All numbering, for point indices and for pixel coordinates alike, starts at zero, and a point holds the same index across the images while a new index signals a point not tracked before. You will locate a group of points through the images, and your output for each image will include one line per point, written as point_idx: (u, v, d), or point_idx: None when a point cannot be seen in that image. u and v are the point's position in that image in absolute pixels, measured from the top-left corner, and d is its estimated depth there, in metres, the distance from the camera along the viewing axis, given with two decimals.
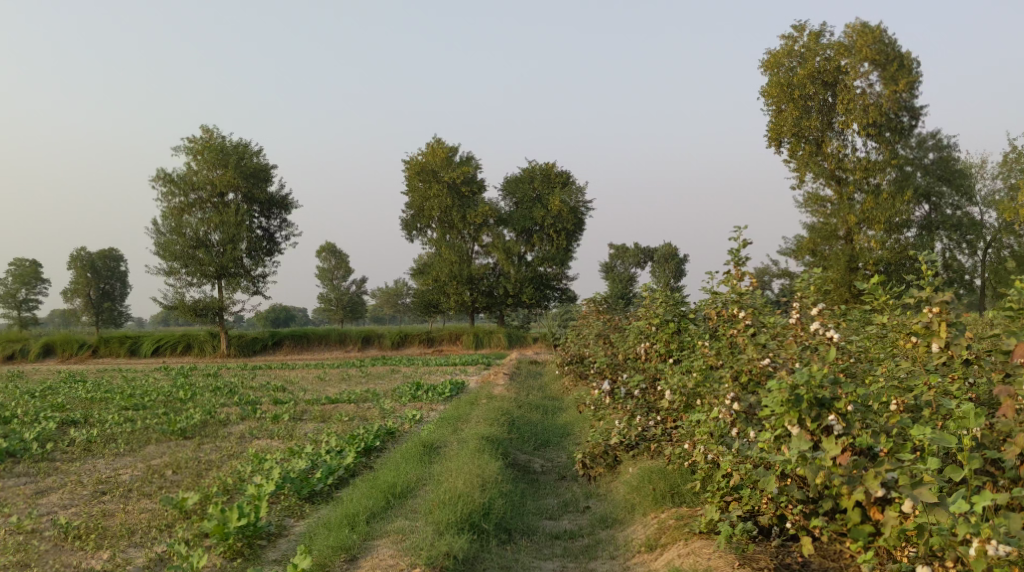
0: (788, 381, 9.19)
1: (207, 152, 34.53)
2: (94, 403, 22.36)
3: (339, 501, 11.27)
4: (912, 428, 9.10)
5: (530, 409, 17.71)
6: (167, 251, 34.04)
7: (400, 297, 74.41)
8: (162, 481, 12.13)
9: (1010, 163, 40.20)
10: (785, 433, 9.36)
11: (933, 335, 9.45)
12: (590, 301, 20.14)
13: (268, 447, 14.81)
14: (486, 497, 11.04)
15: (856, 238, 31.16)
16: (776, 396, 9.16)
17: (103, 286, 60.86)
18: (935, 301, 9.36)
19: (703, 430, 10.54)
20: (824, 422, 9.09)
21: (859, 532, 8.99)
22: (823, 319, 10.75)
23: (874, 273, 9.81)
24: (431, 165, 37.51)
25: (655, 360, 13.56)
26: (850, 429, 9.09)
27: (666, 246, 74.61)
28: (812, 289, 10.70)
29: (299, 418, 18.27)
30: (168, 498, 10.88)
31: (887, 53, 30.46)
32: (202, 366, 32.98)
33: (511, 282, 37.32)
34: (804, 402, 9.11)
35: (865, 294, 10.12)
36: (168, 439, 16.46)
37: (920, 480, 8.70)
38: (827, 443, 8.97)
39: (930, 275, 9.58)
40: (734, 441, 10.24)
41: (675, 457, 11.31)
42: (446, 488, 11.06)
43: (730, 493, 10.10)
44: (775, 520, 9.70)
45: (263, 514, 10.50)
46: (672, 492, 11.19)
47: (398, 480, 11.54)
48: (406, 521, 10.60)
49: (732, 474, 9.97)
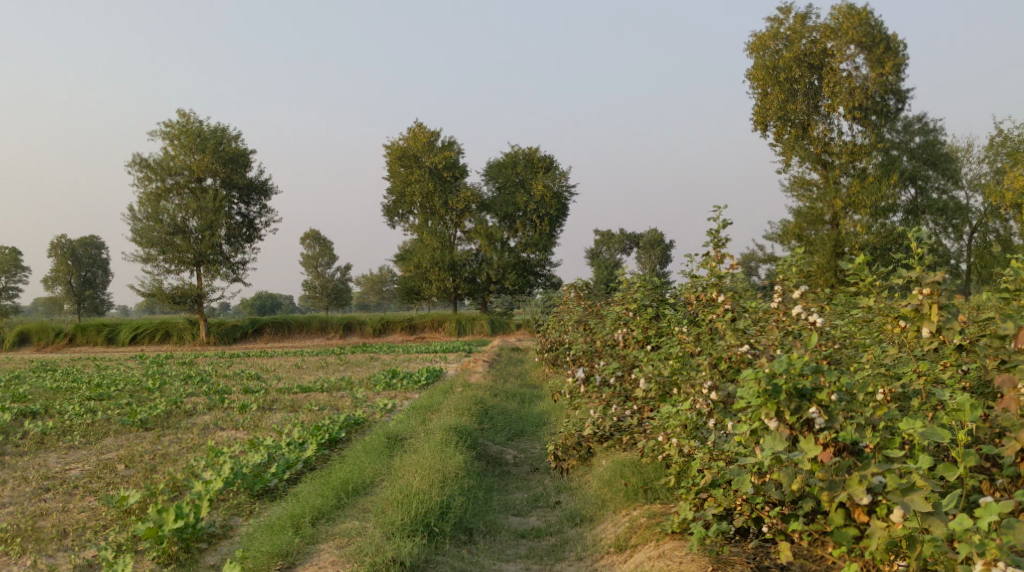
0: (765, 370, 8.64)
1: (184, 136, 33.70)
2: (60, 392, 21.71)
3: (289, 498, 10.72)
4: (899, 421, 8.58)
5: (506, 397, 17.17)
6: (144, 237, 33.15)
7: (385, 284, 73.77)
8: (111, 476, 11.52)
9: (997, 146, 39.80)
10: (762, 427, 8.79)
11: (924, 319, 8.86)
12: (571, 287, 19.61)
13: (229, 438, 14.16)
14: (444, 495, 10.50)
15: (842, 223, 30.68)
16: (752, 386, 8.60)
17: (84, 274, 60.02)
18: (925, 282, 8.79)
19: (677, 421, 10.04)
20: (805, 414, 8.54)
21: (843, 535, 8.44)
22: (807, 302, 10.16)
23: (859, 252, 9.21)
24: (412, 150, 36.78)
25: (632, 347, 13.04)
26: (832, 422, 8.53)
27: (651, 232, 74.16)
28: (794, 270, 10.10)
29: (268, 407, 17.61)
30: (108, 496, 10.35)
31: (873, 35, 29.87)
32: (179, 355, 32.32)
33: (493, 269, 36.68)
34: (783, 392, 8.56)
35: (850, 275, 9.49)
36: (129, 431, 15.80)
37: (911, 484, 8.16)
38: (807, 443, 8.42)
39: (920, 253, 9.01)
40: (710, 433, 9.73)
41: (649, 450, 10.75)
42: (401, 485, 10.49)
43: (704, 491, 9.57)
44: (751, 522, 9.14)
45: (203, 515, 9.98)
46: (645, 488, 10.62)
47: (353, 476, 11.02)
48: (355, 522, 10.06)
49: (706, 473, 9.44)
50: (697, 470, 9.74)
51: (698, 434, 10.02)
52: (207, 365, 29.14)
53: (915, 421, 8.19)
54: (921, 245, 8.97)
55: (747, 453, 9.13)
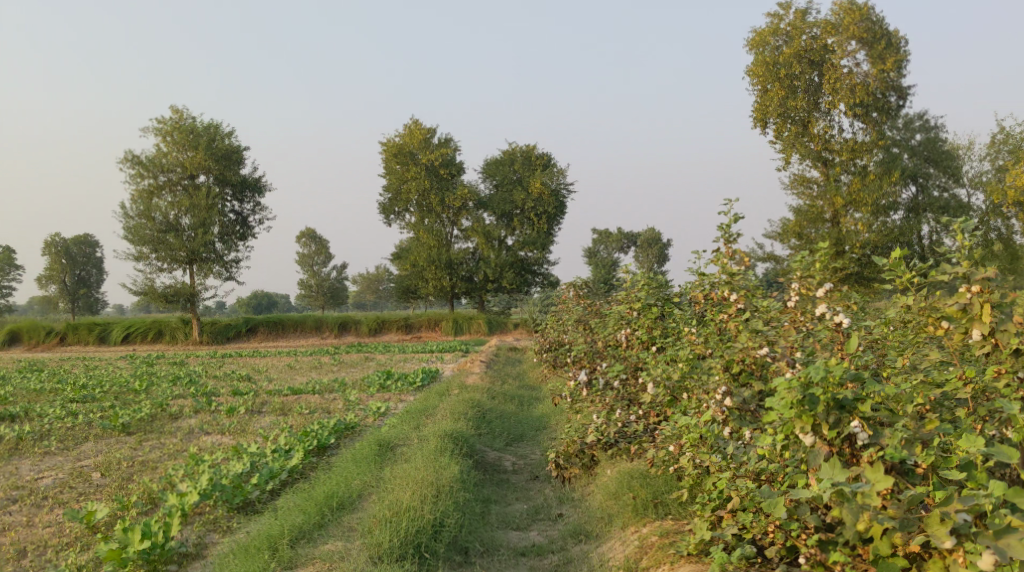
0: (799, 379, 8.07)
1: (175, 132, 32.99)
2: (43, 394, 21.02)
3: (270, 514, 10.08)
4: (953, 438, 8.13)
5: (504, 400, 16.52)
6: (136, 234, 32.44)
7: (382, 283, 73.07)
8: (84, 486, 10.91)
9: (998, 144, 39.20)
10: (793, 440, 8.27)
11: (974, 319, 8.32)
12: (569, 285, 18.95)
13: (213, 444, 13.47)
14: (437, 511, 9.85)
15: (843, 221, 30.04)
16: (785, 397, 8.05)
17: (78, 273, 59.28)
18: (974, 279, 8.26)
19: (694, 434, 9.39)
20: (847, 429, 8.01)
21: (891, 567, 7.80)
22: (834, 302, 9.47)
23: (896, 247, 8.69)
24: (408, 147, 36.09)
25: (637, 348, 12.48)
26: (877, 438, 8.02)
27: (649, 230, 73.63)
28: (819, 267, 9.33)
29: (257, 411, 16.94)
30: (74, 511, 9.77)
31: (874, 30, 29.20)
32: (170, 354, 31.67)
33: (491, 267, 35.95)
34: (820, 403, 8.02)
35: (885, 272, 8.98)
36: (110, 436, 15.10)
37: (1006, 525, 7.60)
38: (873, 474, 7.78)
39: (966, 245, 8.42)
40: (728, 445, 9.20)
41: (658, 462, 10.11)
42: (390, 501, 9.84)
43: (723, 509, 9.00)
44: (784, 551, 8.39)
45: (172, 534, 9.44)
46: (655, 502, 9.96)
47: (338, 489, 10.37)
48: (339, 543, 9.45)
49: (733, 494, 8.78)
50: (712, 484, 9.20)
51: (716, 445, 9.37)
52: (197, 365, 28.43)
53: (977, 440, 7.85)
54: (969, 238, 8.44)
55: (776, 471, 8.58)
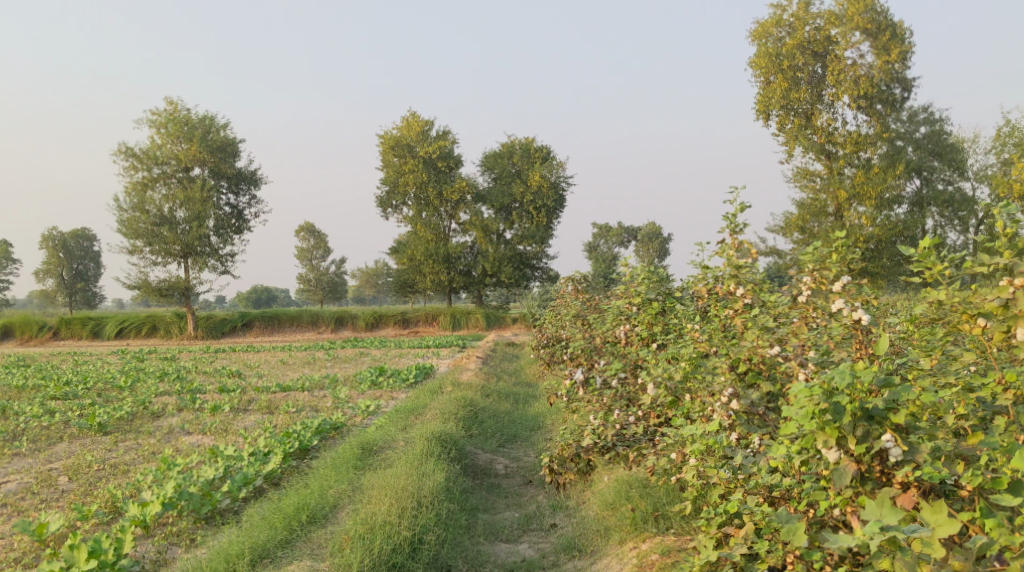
0: (821, 387, 7.61)
1: (170, 124, 32.30)
2: (25, 391, 20.33)
3: (235, 527, 9.74)
4: (1000, 453, 7.58)
5: (499, 398, 15.87)
6: (130, 228, 31.54)
7: (381, 277, 72.36)
8: (48, 498, 10.44)
9: (1004, 137, 38.50)
10: (813, 455, 7.84)
11: (1016, 317, 7.78)
12: (568, 278, 18.15)
13: (191, 446, 12.78)
14: (415, 527, 9.42)
15: (846, 215, 29.31)
16: (805, 406, 7.60)
17: (76, 267, 58.58)
18: (1016, 272, 7.76)
19: (701, 446, 8.79)
20: (878, 445, 7.55)
21: None
22: (851, 297, 8.87)
23: (926, 235, 8.15)
24: (406, 140, 35.39)
25: (636, 346, 11.98)
26: (912, 455, 7.57)
27: (649, 226, 72.96)
28: (836, 258, 8.71)
29: (242, 409, 16.24)
30: (25, 523, 9.40)
31: (878, 21, 28.57)
32: (161, 349, 31.06)
33: (489, 261, 35.23)
34: (846, 413, 7.55)
35: (914, 263, 8.45)
36: (86, 436, 14.39)
37: None
38: (933, 516, 7.27)
39: (1006, 237, 7.96)
40: (735, 454, 8.59)
41: (659, 472, 9.49)
42: (365, 515, 9.43)
43: (730, 525, 8.43)
44: None
45: (124, 552, 9.06)
46: (656, 515, 9.38)
47: (311, 501, 10.00)
48: (307, 563, 9.06)
49: (747, 518, 8.20)
50: (719, 497, 8.60)
51: (726, 456, 8.75)
52: (189, 361, 27.69)
53: None
54: (1010, 228, 7.95)
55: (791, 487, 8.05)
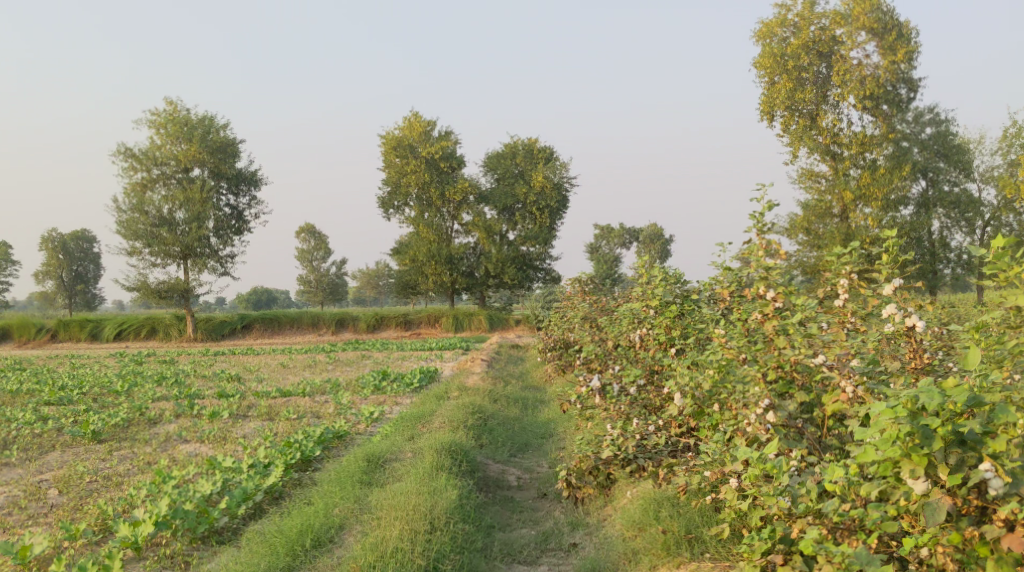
0: (906, 409, 7.88)
1: (169, 124, 31.74)
2: (19, 394, 19.71)
3: (235, 553, 9.28)
4: None
5: (507, 403, 15.34)
6: (129, 229, 30.97)
7: (381, 278, 71.64)
8: (40, 518, 9.98)
9: (1010, 137, 37.86)
10: (893, 485, 7.98)
11: None
12: (574, 281, 17.62)
13: (188, 455, 12.24)
14: (427, 555, 8.98)
15: (852, 216, 28.69)
16: (885, 431, 7.86)
17: (75, 268, 57.87)
18: None
19: (758, 470, 8.54)
20: (979, 474, 7.75)
21: None
22: (903, 302, 8.82)
23: (1001, 236, 8.31)
24: (408, 140, 34.82)
25: (653, 349, 11.42)
26: (1016, 486, 7.75)
27: (651, 227, 72.37)
28: (887, 259, 8.69)
29: (241, 414, 15.68)
30: (6, 546, 9.03)
31: (885, 21, 27.98)
32: (161, 351, 30.56)
33: (492, 262, 34.60)
34: (937, 439, 7.80)
35: (986, 266, 8.59)
36: (79, 444, 13.83)
37: None
38: None
39: None
40: (786, 476, 8.53)
41: (695, 491, 9.36)
42: (373, 543, 9.00)
43: (775, 552, 8.45)
44: None
45: None
46: (689, 538, 9.14)
47: (314, 521, 9.51)
48: None
49: (818, 556, 8.09)
50: (759, 521, 8.61)
51: (785, 488, 8.49)
52: (186, 364, 27.19)
53: None
54: None
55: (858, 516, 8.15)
